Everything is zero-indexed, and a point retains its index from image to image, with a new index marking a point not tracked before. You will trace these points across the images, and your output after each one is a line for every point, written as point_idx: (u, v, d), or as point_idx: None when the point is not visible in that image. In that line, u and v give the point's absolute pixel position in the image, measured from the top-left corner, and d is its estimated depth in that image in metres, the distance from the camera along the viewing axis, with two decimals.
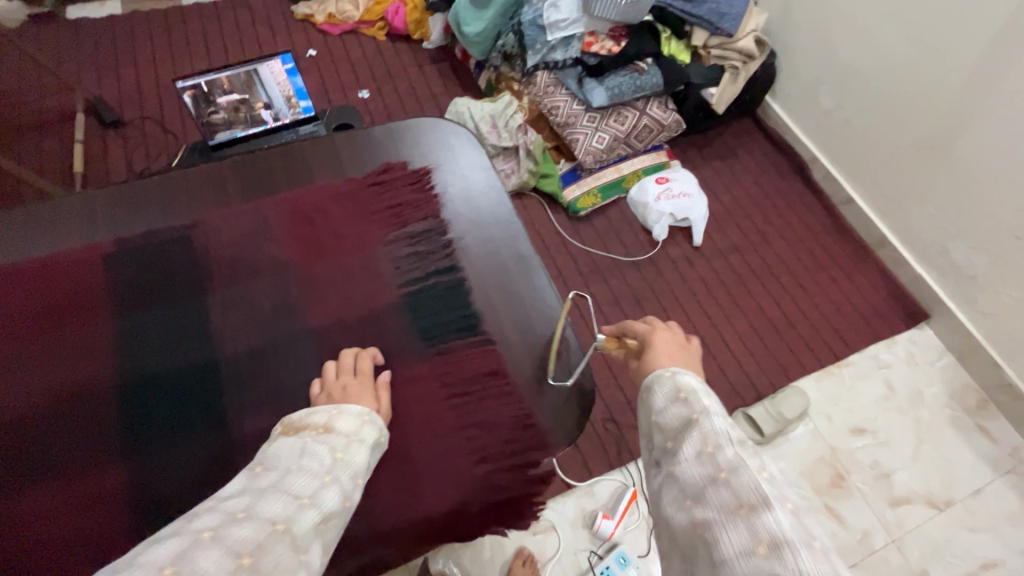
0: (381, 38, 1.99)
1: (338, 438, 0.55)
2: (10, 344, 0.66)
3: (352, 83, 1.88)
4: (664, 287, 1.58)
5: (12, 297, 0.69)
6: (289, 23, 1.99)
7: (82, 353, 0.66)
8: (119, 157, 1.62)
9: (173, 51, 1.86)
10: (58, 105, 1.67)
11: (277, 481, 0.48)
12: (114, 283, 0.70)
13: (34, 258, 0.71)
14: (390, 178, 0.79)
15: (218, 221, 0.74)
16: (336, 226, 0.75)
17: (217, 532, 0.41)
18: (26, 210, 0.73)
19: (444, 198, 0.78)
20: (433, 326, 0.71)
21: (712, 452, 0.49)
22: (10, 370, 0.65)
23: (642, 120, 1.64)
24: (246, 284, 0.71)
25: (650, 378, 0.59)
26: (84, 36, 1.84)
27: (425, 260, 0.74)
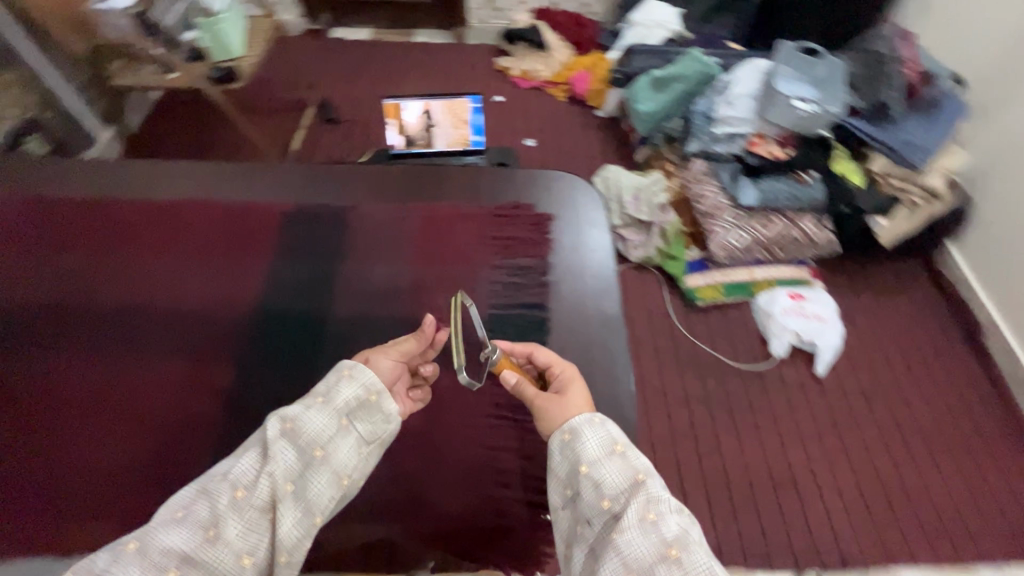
0: (560, 98, 2.20)
1: (294, 411, 0.59)
2: (204, 257, 0.86)
3: (523, 130, 2.08)
4: (765, 405, 1.46)
5: (219, 223, 0.89)
6: (489, 71, 2.29)
7: (246, 279, 0.83)
8: (325, 145, 1.98)
9: (393, 75, 2.24)
10: (300, 97, 2.12)
11: (222, 473, 0.55)
12: (286, 235, 0.87)
13: (244, 201, 0.91)
14: (515, 215, 0.87)
15: (372, 211, 0.89)
16: (455, 241, 0.86)
17: (144, 541, 0.51)
18: (254, 168, 0.95)
19: (552, 244, 0.84)
20: None
21: (655, 520, 0.54)
22: (198, 275, 0.84)
23: (791, 231, 1.57)
24: (370, 265, 0.84)
25: (571, 423, 0.62)
26: (336, 51, 2.32)
27: (519, 291, 0.80)
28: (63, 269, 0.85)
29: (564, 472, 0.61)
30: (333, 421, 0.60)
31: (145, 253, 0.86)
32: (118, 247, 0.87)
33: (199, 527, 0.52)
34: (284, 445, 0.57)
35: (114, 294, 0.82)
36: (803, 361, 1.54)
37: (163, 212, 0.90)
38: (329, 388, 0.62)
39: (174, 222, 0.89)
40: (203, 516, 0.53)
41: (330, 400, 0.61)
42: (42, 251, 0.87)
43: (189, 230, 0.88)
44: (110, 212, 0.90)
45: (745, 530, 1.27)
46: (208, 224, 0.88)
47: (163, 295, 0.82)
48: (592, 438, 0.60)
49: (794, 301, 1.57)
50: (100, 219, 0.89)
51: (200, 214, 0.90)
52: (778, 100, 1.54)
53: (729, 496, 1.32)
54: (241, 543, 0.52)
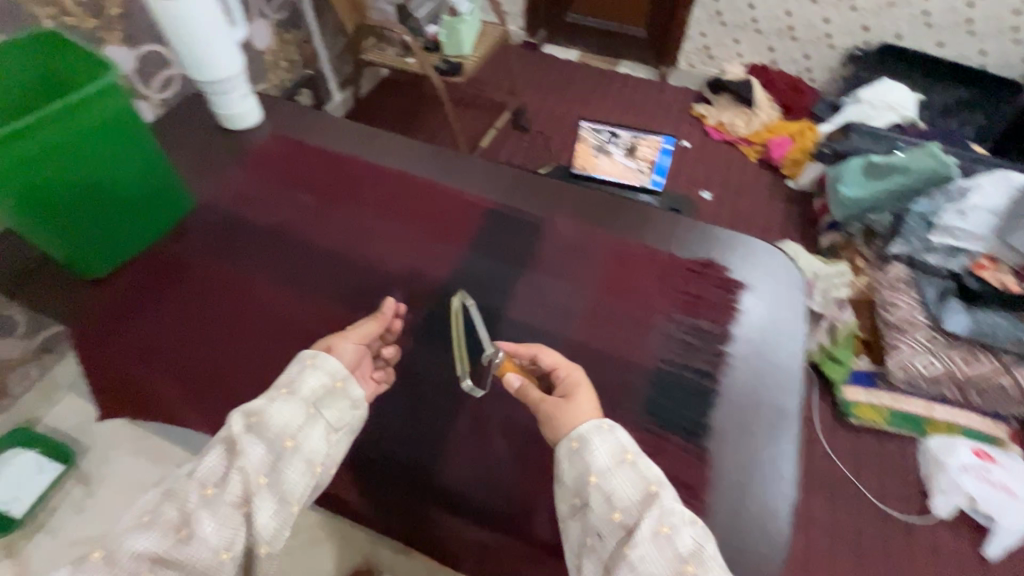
0: (751, 159, 2.09)
1: (256, 406, 0.61)
2: (404, 230, 0.86)
3: (702, 181, 2.02)
4: (902, 561, 1.25)
5: (420, 199, 0.88)
6: (683, 115, 2.26)
7: (437, 262, 0.82)
8: (510, 149, 2.10)
9: (588, 99, 2.31)
10: (500, 99, 2.26)
11: (188, 473, 0.57)
12: (481, 229, 0.85)
13: (447, 185, 0.90)
14: (705, 273, 0.79)
15: (563, 228, 0.85)
16: (639, 283, 0.79)
17: (112, 549, 0.51)
18: (458, 156, 0.94)
19: (739, 315, 0.75)
20: (662, 412, 0.69)
21: (669, 534, 0.54)
22: (394, 246, 0.84)
23: (999, 377, 1.32)
24: (550, 280, 0.79)
25: (579, 430, 0.62)
26: (544, 64, 2.45)
27: (691, 354, 0.73)
28: (279, 200, 0.88)
29: (573, 483, 0.60)
30: (300, 411, 0.62)
31: (350, 209, 0.87)
32: (328, 200, 0.89)
33: (170, 527, 0.53)
34: (249, 440, 0.59)
35: (315, 239, 0.84)
36: (966, 530, 1.29)
37: (378, 171, 0.91)
38: (293, 379, 0.64)
39: (385, 184, 0.90)
40: (174, 514, 0.54)
41: (297, 392, 0.63)
42: (266, 175, 0.91)
43: (395, 197, 0.89)
44: (333, 158, 0.92)
45: None
46: (413, 197, 0.89)
47: (357, 253, 0.84)
48: (600, 448, 0.60)
49: (979, 460, 1.29)
50: (323, 161, 0.92)
51: (409, 184, 0.90)
52: None
53: None
54: (216, 537, 0.53)
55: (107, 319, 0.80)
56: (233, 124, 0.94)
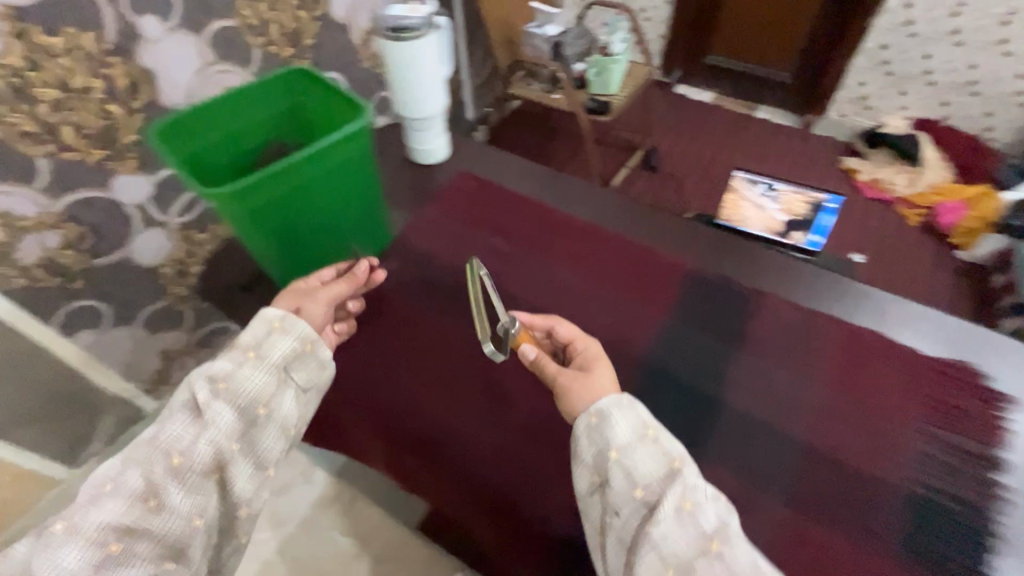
0: (911, 222, 1.87)
1: (213, 371, 0.60)
2: (597, 285, 0.76)
3: (852, 241, 1.83)
4: None
5: (614, 255, 0.79)
6: (830, 168, 2.08)
7: (638, 325, 0.71)
8: (639, 188, 2.04)
9: (723, 143, 2.20)
10: (630, 136, 2.21)
11: (154, 437, 0.57)
12: (684, 291, 0.73)
13: (638, 242, 0.81)
14: (954, 377, 0.66)
15: (780, 303, 0.72)
16: (878, 381, 0.65)
17: (77, 521, 0.52)
18: (645, 210, 0.87)
19: (1007, 438, 0.61)
20: (933, 550, 0.54)
21: (691, 511, 0.51)
22: (588, 302, 0.74)
23: None
24: (768, 366, 0.66)
25: (598, 406, 0.57)
26: (676, 104, 2.38)
27: (955, 479, 0.59)
28: (465, 241, 0.83)
29: (592, 462, 0.56)
30: (270, 377, 0.61)
31: (545, 260, 0.79)
32: (516, 246, 0.82)
33: (136, 497, 0.54)
34: (214, 409, 0.58)
35: (510, 291, 0.76)
36: None
37: (573, 223, 0.84)
38: (258, 343, 0.62)
39: (582, 235, 0.82)
40: (139, 484, 0.54)
41: (262, 357, 0.62)
42: (455, 215, 0.87)
43: (594, 250, 0.80)
44: (522, 205, 0.87)
45: None
46: (615, 252, 0.79)
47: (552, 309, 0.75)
48: (623, 423, 0.55)
49: None
50: (514, 207, 0.87)
51: (608, 238, 0.81)
52: None
53: None
54: (185, 506, 0.55)
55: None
56: (419, 158, 0.96)
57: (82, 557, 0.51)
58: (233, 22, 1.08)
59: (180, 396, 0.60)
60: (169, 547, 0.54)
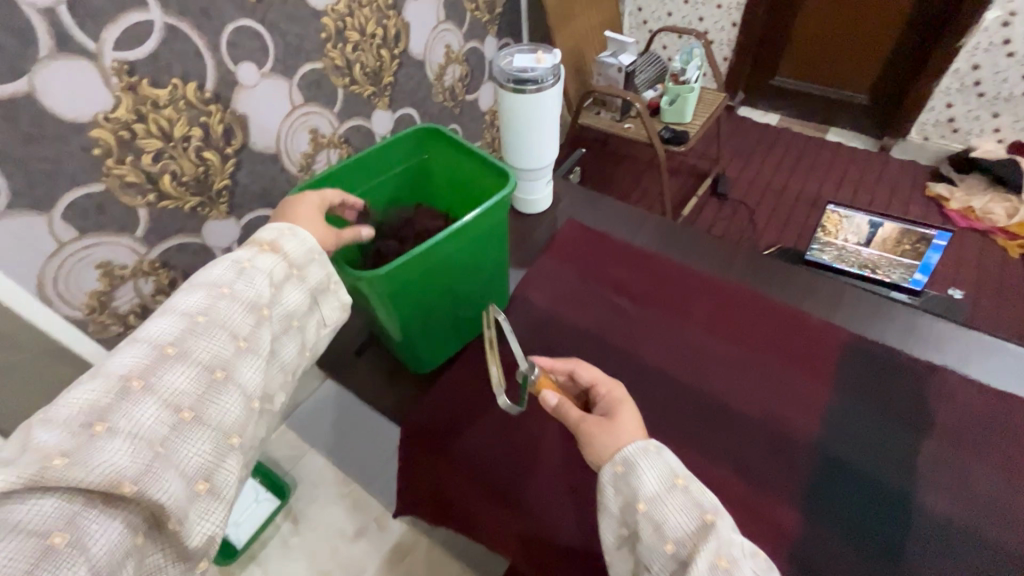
0: (1013, 254, 1.75)
1: (263, 270, 0.57)
2: (746, 354, 0.69)
3: (948, 276, 1.70)
4: None
5: (760, 319, 0.72)
6: (914, 194, 1.96)
7: (802, 403, 0.64)
8: (708, 217, 1.96)
9: (795, 168, 2.10)
10: (696, 163, 2.14)
11: (209, 310, 0.53)
12: (845, 364, 0.67)
13: (784, 304, 0.74)
14: None
15: (960, 380, 0.64)
16: None
17: (144, 382, 0.47)
18: (779, 268, 0.82)
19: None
20: None
21: (727, 568, 0.44)
22: (739, 376, 0.67)
23: None
24: (961, 458, 0.59)
25: (626, 452, 0.50)
26: (741, 128, 2.30)
27: None
28: (590, 302, 0.77)
29: (616, 511, 0.50)
30: (305, 298, 0.60)
31: (683, 325, 0.73)
32: (647, 308, 0.75)
33: (203, 368, 0.50)
34: (270, 304, 0.57)
35: (645, 359, 0.70)
36: None
37: (703, 280, 0.78)
38: (301, 262, 0.60)
39: (719, 296, 0.75)
40: (211, 355, 0.50)
41: (304, 268, 0.61)
42: (575, 273, 0.81)
43: (736, 313, 0.73)
44: (646, 260, 0.81)
45: None
46: (761, 316, 0.72)
47: (704, 383, 0.67)
48: (650, 470, 0.49)
49: None
50: (638, 263, 0.81)
51: (750, 298, 0.75)
52: None
53: None
54: (252, 384, 0.52)
55: (430, 433, 0.71)
56: (523, 208, 0.92)
57: (157, 418, 0.46)
58: (320, 64, 0.93)
59: (217, 276, 0.56)
60: (234, 424, 0.50)
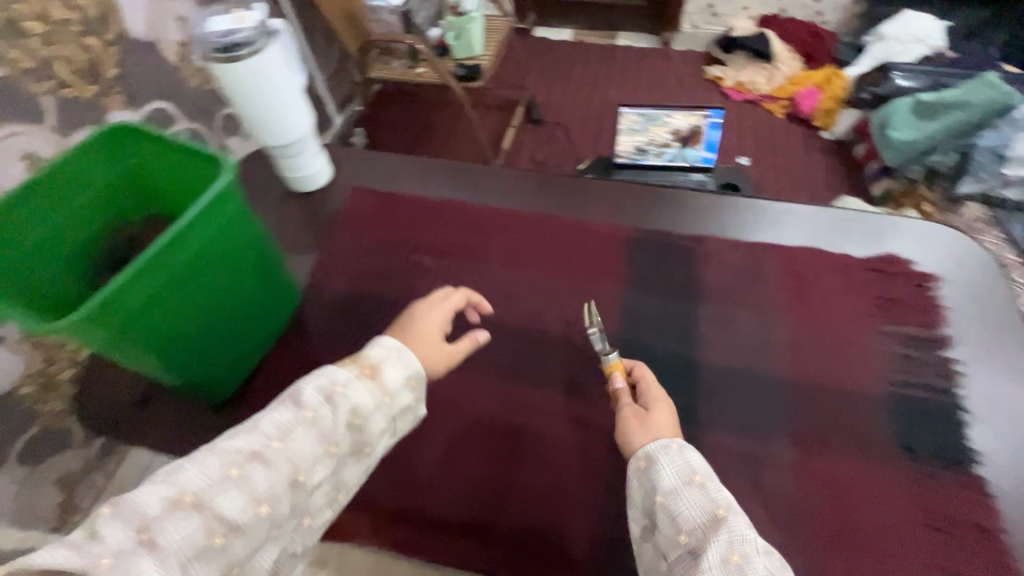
0: (778, 115, 2.01)
1: (350, 401, 0.51)
2: (541, 279, 0.73)
3: (736, 147, 1.92)
4: None
5: (552, 242, 0.75)
6: (697, 81, 2.16)
7: (594, 311, 0.69)
8: (530, 146, 1.98)
9: (597, 80, 2.18)
10: (506, 94, 2.13)
11: (286, 432, 0.47)
12: (627, 259, 0.72)
13: (573, 218, 0.77)
14: (894, 271, 0.69)
15: (723, 243, 0.72)
16: (825, 291, 0.68)
17: (196, 499, 0.42)
18: (561, 181, 0.82)
19: (949, 315, 0.66)
20: (920, 443, 0.58)
21: (737, 562, 0.42)
22: (535, 303, 0.72)
23: None
24: (731, 310, 0.67)
25: (654, 446, 0.52)
26: (540, 49, 2.30)
27: (920, 370, 0.62)
28: (392, 270, 0.75)
29: (640, 507, 0.51)
30: (386, 425, 0.53)
31: (485, 267, 0.74)
32: (445, 261, 0.75)
33: (251, 500, 0.44)
34: (344, 437, 0.50)
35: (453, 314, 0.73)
36: None
37: (497, 217, 0.78)
38: (393, 391, 0.53)
39: (511, 228, 0.77)
40: (263, 490, 0.44)
41: (396, 399, 0.53)
42: (369, 243, 0.77)
43: (529, 242, 0.76)
44: (434, 209, 0.80)
45: None
46: (552, 238, 0.75)
47: (516, 319, 0.71)
48: (667, 464, 0.50)
49: None
50: (427, 213, 0.79)
51: (539, 223, 0.77)
52: None
53: None
54: (280, 518, 0.45)
55: None
56: (298, 185, 0.82)
57: (184, 546, 0.40)
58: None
59: (309, 390, 0.50)
60: (241, 558, 0.43)
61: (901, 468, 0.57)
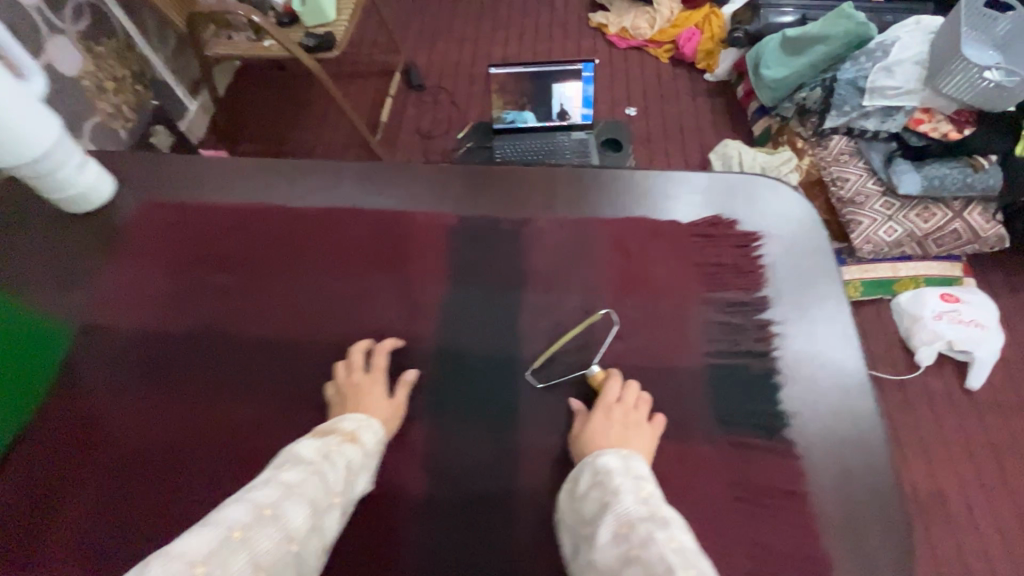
0: (663, 60, 1.98)
1: (344, 461, 0.56)
2: (347, 277, 0.74)
3: (623, 98, 1.89)
4: (908, 421, 1.32)
5: (356, 238, 0.76)
6: (582, 30, 2.07)
7: (412, 306, 0.73)
8: (413, 116, 1.85)
9: (479, 37, 2.06)
10: (384, 60, 1.97)
11: (303, 480, 0.51)
12: (449, 252, 0.76)
13: (383, 212, 0.78)
14: (719, 233, 0.76)
15: (548, 222, 0.77)
16: (652, 265, 0.74)
17: (245, 535, 0.44)
18: (379, 174, 0.81)
19: (767, 272, 0.74)
20: (733, 413, 0.66)
21: (624, 531, 0.48)
22: (342, 300, 0.72)
23: (952, 224, 1.37)
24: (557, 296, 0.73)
25: (587, 464, 0.59)
26: (416, 6, 2.13)
27: (739, 335, 0.70)
28: (189, 287, 0.74)
29: (566, 522, 0.57)
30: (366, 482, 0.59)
31: (288, 272, 0.74)
32: (246, 271, 0.74)
33: (285, 539, 0.46)
34: (342, 490, 0.55)
35: (250, 322, 0.71)
36: (947, 367, 1.38)
37: (301, 218, 0.78)
38: (371, 452, 0.61)
39: (305, 227, 0.77)
40: (295, 531, 0.47)
41: (373, 461, 0.61)
42: (161, 269, 0.76)
43: (325, 240, 0.76)
44: (223, 218, 0.78)
45: None
46: (347, 231, 0.77)
47: (328, 321, 0.71)
48: (581, 474, 0.58)
49: (947, 303, 1.38)
50: (216, 224, 0.78)
51: (332, 218, 0.78)
52: (961, 67, 1.27)
53: None
54: (303, 561, 0.48)
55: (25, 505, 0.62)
56: (77, 207, 0.78)
57: None
58: None
59: (310, 451, 0.55)
60: None
61: (715, 441, 0.65)
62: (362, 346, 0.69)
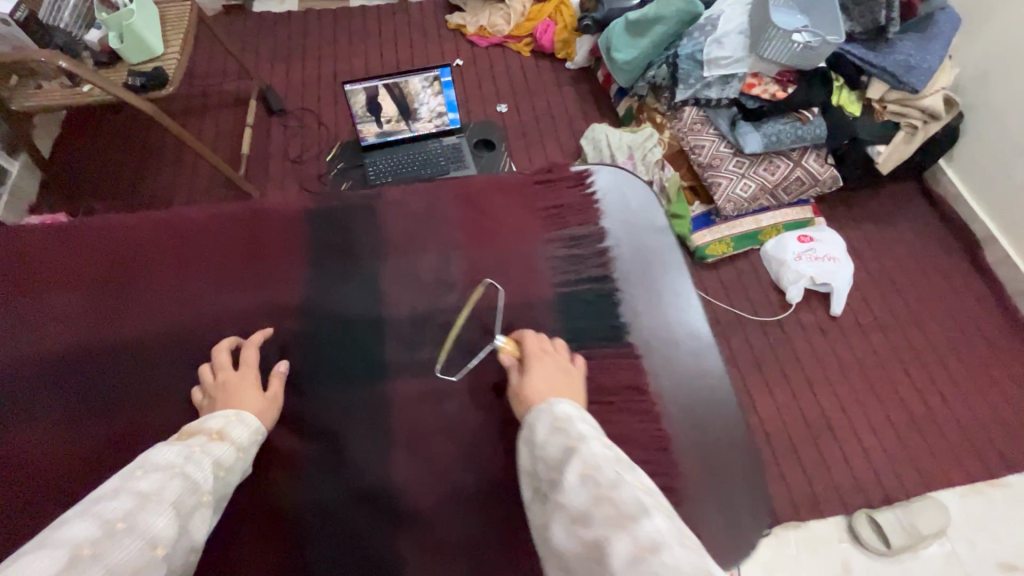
0: (526, 54, 2.02)
1: (212, 457, 0.62)
2: (219, 262, 0.90)
3: (493, 96, 1.91)
4: (790, 356, 1.46)
5: (224, 233, 0.93)
6: (441, 32, 2.06)
7: (277, 282, 0.88)
8: (278, 142, 1.75)
9: (337, 51, 1.98)
10: (237, 88, 1.84)
11: (161, 483, 0.55)
12: (310, 237, 0.92)
13: (248, 210, 0.95)
14: (555, 177, 0.96)
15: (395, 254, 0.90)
16: (495, 214, 0.93)
17: (96, 550, 0.47)
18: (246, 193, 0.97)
19: (601, 206, 0.94)
20: (578, 332, 0.83)
21: (592, 473, 0.51)
22: (215, 282, 0.88)
23: (795, 172, 1.52)
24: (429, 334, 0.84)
25: (532, 415, 0.65)
26: (264, 28, 2.02)
27: (580, 263, 0.88)
28: (76, 283, 0.88)
29: (531, 473, 0.60)
30: (238, 466, 0.66)
31: (165, 262, 0.90)
32: (129, 267, 0.89)
33: (149, 543, 0.50)
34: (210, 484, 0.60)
35: (136, 303, 0.86)
36: (812, 301, 1.54)
37: (176, 221, 0.94)
38: (242, 443, 0.68)
39: (161, 240, 0.92)
40: (162, 528, 0.52)
41: (246, 449, 0.68)
42: (61, 278, 0.88)
43: (193, 251, 0.91)
44: (112, 232, 0.92)
45: (794, 487, 1.30)
46: (211, 239, 0.92)
47: (204, 303, 0.86)
48: (541, 425, 0.62)
49: (804, 244, 1.54)
50: (77, 253, 0.91)
51: (193, 232, 0.93)
52: (775, 33, 1.39)
53: (771, 449, 1.34)
54: (175, 552, 0.53)
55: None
56: None
57: None
58: None
59: (163, 452, 0.59)
60: None
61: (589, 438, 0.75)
62: (228, 347, 0.80)
